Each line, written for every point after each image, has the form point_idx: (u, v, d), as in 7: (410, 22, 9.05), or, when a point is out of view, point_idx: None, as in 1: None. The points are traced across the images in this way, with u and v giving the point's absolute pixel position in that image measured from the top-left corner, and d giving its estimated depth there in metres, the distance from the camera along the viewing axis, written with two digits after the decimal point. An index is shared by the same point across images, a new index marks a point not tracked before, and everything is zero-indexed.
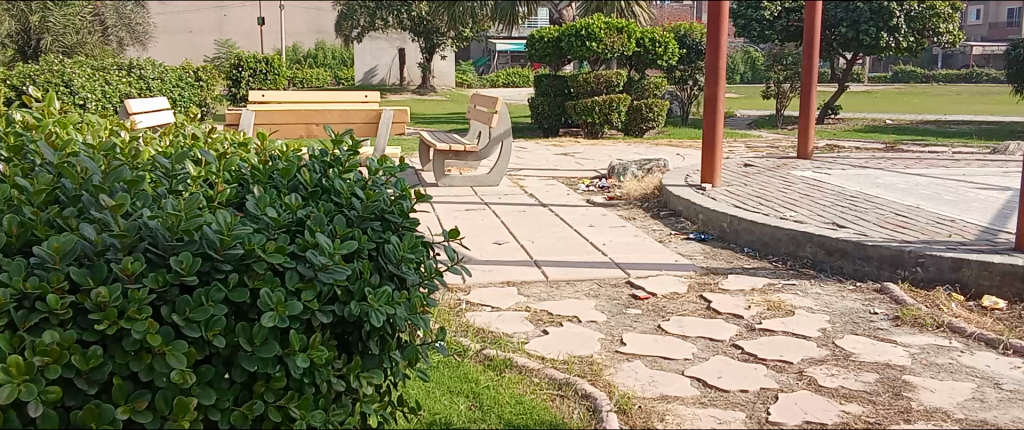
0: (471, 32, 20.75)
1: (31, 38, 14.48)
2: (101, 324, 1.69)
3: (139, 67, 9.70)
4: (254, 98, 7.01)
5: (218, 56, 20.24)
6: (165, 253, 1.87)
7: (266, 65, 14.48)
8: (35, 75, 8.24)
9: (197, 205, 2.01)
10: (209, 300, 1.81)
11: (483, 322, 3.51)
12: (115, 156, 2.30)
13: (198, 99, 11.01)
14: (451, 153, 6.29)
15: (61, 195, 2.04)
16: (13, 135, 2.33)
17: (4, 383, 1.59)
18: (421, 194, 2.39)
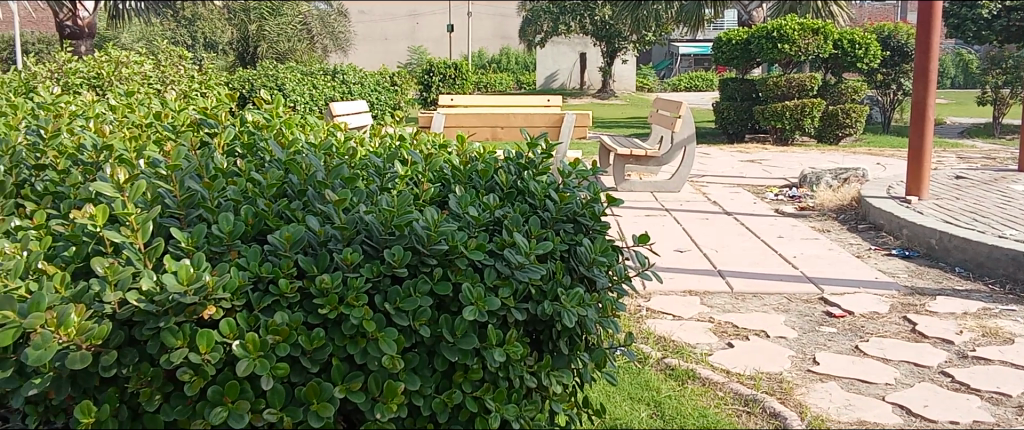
0: (654, 35, 20.58)
1: (250, 45, 15.98)
2: (325, 308, 1.83)
3: (342, 72, 10.44)
4: (443, 101, 7.31)
5: (410, 61, 21.39)
6: (379, 245, 1.99)
7: (455, 70, 15.10)
8: (253, 80, 9.06)
9: (407, 202, 2.11)
10: (417, 292, 1.91)
11: (664, 331, 3.45)
12: (333, 156, 2.46)
13: (393, 101, 11.68)
14: (632, 158, 6.24)
15: (288, 189, 2.21)
16: (247, 134, 2.56)
17: (242, 357, 1.70)
18: (612, 198, 2.37)
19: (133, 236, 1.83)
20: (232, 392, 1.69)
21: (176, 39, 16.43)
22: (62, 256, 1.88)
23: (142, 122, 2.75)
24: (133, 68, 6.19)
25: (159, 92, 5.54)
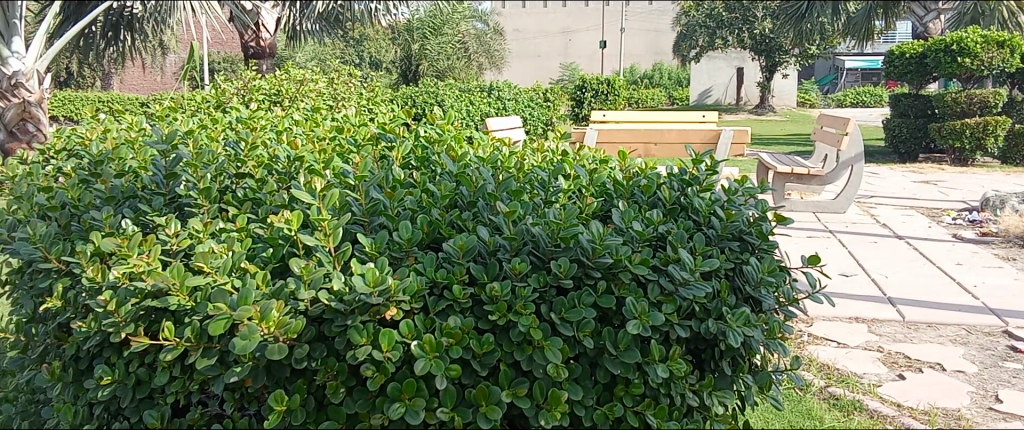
0: (818, 48, 19.69)
1: (412, 64, 16.73)
2: (495, 315, 1.89)
3: (498, 89, 10.74)
4: (595, 117, 7.35)
5: (563, 78, 21.65)
6: (545, 256, 2.04)
7: (607, 86, 15.09)
8: (414, 97, 9.50)
9: (573, 215, 2.15)
10: (581, 303, 1.94)
11: (828, 358, 3.30)
12: (499, 169, 2.55)
13: (545, 117, 11.84)
14: (793, 176, 6.01)
15: (459, 201, 2.30)
16: (420, 148, 2.70)
17: (420, 357, 1.79)
18: (780, 217, 2.32)
19: (325, 240, 1.98)
20: (409, 389, 1.78)
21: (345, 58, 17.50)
22: (261, 256, 2.04)
23: (327, 135, 2.95)
24: (309, 85, 6.64)
25: (333, 108, 5.91)
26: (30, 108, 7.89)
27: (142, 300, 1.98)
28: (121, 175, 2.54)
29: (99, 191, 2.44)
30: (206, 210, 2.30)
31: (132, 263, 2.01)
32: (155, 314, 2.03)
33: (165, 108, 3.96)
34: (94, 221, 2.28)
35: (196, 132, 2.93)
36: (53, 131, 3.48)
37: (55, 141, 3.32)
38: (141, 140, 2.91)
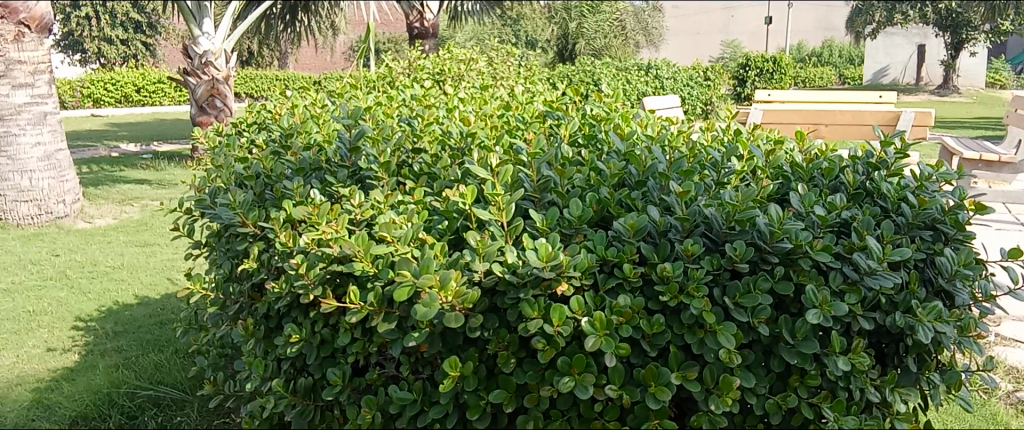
0: (1013, 23, 17.92)
1: (569, 42, 16.74)
2: (665, 296, 1.83)
3: (656, 67, 10.60)
4: (760, 96, 7.05)
5: (723, 55, 20.95)
6: (720, 238, 1.97)
7: (772, 64, 14.46)
8: (572, 76, 9.50)
9: (750, 197, 2.06)
10: (758, 288, 1.86)
11: (1018, 361, 3.04)
12: (669, 148, 2.49)
13: (705, 97, 11.52)
14: (981, 163, 5.53)
15: (628, 180, 2.25)
16: (588, 126, 2.68)
17: (590, 334, 1.75)
18: (979, 206, 2.14)
19: (499, 214, 2.02)
20: (579, 364, 1.77)
21: (503, 36, 17.77)
22: (437, 228, 2.12)
23: (496, 113, 3.00)
24: (471, 65, 6.79)
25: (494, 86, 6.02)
26: (219, 85, 8.59)
27: (328, 265, 2.09)
28: (308, 148, 2.70)
29: (289, 163, 2.60)
30: (385, 183, 2.40)
31: (321, 230, 2.13)
32: (340, 278, 2.15)
33: (344, 86, 4.17)
34: (286, 190, 2.43)
35: (375, 108, 3.07)
36: (246, 106, 3.75)
37: (248, 116, 3.57)
38: (325, 115, 3.08)
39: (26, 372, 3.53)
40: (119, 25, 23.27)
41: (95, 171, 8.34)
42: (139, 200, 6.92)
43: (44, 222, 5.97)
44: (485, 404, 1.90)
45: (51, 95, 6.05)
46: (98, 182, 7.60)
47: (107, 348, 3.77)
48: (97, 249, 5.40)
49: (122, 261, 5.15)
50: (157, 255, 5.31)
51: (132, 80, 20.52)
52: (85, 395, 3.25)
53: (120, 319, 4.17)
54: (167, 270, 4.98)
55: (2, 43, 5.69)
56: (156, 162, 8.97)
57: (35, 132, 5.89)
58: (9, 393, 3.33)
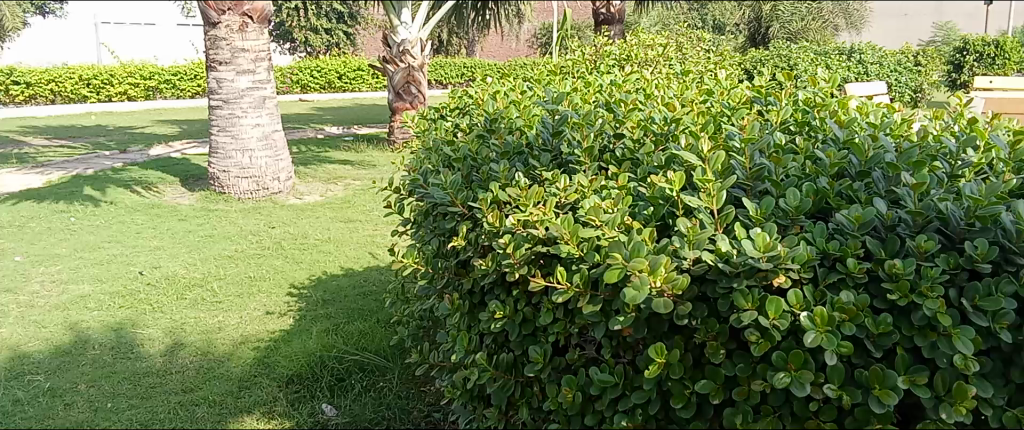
0: None
1: (763, 26, 16.11)
2: (894, 295, 1.72)
3: (860, 52, 10.17)
4: (981, 83, 6.44)
5: (935, 38, 19.31)
6: (957, 236, 1.83)
7: (995, 48, 13.16)
8: (766, 61, 9.13)
9: (992, 192, 1.89)
10: (999, 292, 1.71)
11: None
12: (893, 136, 2.31)
13: (916, 83, 10.68)
14: None
15: (848, 170, 2.11)
16: (801, 113, 2.55)
17: (810, 330, 1.66)
18: None
19: (710, 201, 1.93)
20: (796, 360, 1.69)
21: (693, 21, 17.40)
22: (642, 214, 2.08)
23: (700, 99, 2.92)
24: (659, 50, 6.74)
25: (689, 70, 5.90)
26: (414, 72, 9.04)
27: (533, 245, 2.12)
28: (512, 132, 2.77)
29: (495, 146, 2.68)
30: (588, 167, 2.41)
31: (528, 212, 2.16)
32: (544, 259, 2.18)
33: (543, 72, 4.24)
34: (492, 172, 2.50)
35: (575, 94, 3.09)
36: (449, 92, 3.92)
37: (451, 102, 3.72)
38: (527, 100, 3.14)
39: (249, 332, 3.91)
40: (324, 15, 25.11)
41: (304, 151, 9.07)
42: (342, 179, 7.44)
43: (261, 197, 6.57)
44: (690, 394, 1.86)
45: (269, 81, 6.61)
46: (307, 161, 8.25)
47: (317, 314, 4.10)
48: (307, 223, 5.87)
49: (329, 235, 5.56)
50: (358, 231, 5.68)
51: (334, 68, 22.08)
52: (301, 356, 3.55)
53: (328, 288, 4.51)
54: (368, 245, 5.33)
55: (229, 33, 6.28)
56: (357, 144, 9.60)
57: (255, 115, 6.47)
58: (236, 350, 3.71)
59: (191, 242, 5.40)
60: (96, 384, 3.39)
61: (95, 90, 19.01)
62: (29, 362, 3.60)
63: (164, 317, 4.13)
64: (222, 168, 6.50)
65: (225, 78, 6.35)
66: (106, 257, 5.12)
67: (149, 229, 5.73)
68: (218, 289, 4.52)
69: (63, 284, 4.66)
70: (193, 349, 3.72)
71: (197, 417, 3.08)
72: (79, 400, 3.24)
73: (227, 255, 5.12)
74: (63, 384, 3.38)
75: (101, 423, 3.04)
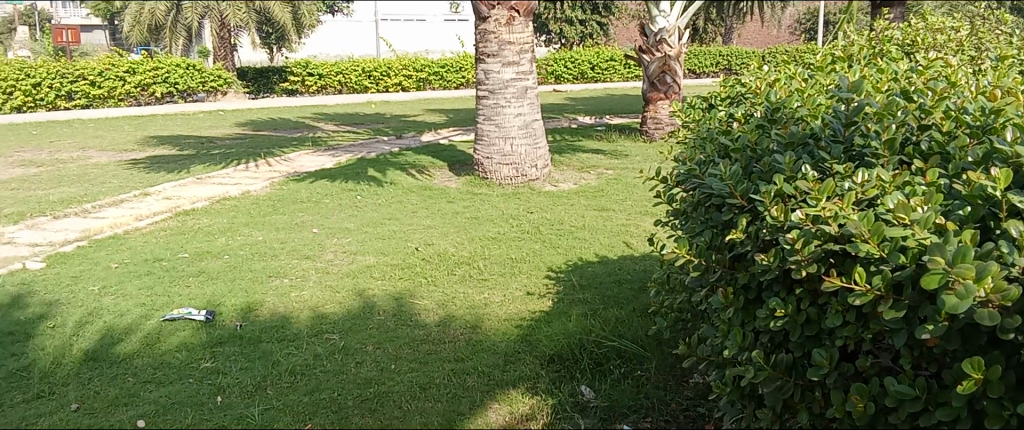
0: None
1: None
2: None
3: None
4: None
5: None
6: None
7: None
8: None
9: None
10: None
11: None
12: None
13: None
14: None
15: None
16: None
17: None
18: None
19: None
20: None
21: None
22: (957, 213, 1.90)
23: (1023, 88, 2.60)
24: (949, 34, 6.16)
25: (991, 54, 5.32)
26: (670, 61, 9.45)
27: (825, 243, 2.02)
28: (797, 122, 2.65)
29: (777, 136, 2.59)
30: (887, 162, 2.25)
31: (820, 207, 2.06)
32: (835, 258, 2.07)
33: (827, 59, 4.03)
34: (776, 164, 2.41)
35: (868, 83, 2.90)
36: (720, 80, 3.90)
37: (722, 91, 3.70)
38: (812, 89, 3.00)
39: (513, 311, 4.15)
40: (580, 7, 25.80)
41: (559, 140, 9.40)
42: (595, 169, 7.64)
43: (520, 183, 7.13)
44: (1010, 416, 1.68)
45: (532, 72, 7.15)
46: (563, 151, 8.54)
47: (575, 298, 4.26)
48: (563, 210, 6.09)
49: (584, 222, 5.72)
50: (612, 220, 5.80)
51: (588, 58, 22.56)
52: (561, 337, 3.70)
53: (584, 273, 4.65)
54: (623, 234, 5.42)
55: (498, 27, 6.90)
56: (610, 135, 9.78)
57: (517, 105, 7.04)
58: (502, 326, 3.95)
59: (458, 223, 5.83)
60: (381, 346, 3.77)
61: (375, 81, 21.01)
62: (327, 322, 4.09)
63: (437, 290, 4.50)
64: (486, 154, 7.16)
65: (491, 70, 6.99)
66: (387, 232, 5.67)
67: (422, 210, 6.28)
68: (483, 268, 4.84)
69: (352, 254, 5.24)
70: (462, 322, 4.02)
71: (468, 385, 3.33)
72: (367, 359, 3.63)
73: (491, 236, 5.46)
74: (354, 343, 3.81)
75: (386, 382, 3.38)
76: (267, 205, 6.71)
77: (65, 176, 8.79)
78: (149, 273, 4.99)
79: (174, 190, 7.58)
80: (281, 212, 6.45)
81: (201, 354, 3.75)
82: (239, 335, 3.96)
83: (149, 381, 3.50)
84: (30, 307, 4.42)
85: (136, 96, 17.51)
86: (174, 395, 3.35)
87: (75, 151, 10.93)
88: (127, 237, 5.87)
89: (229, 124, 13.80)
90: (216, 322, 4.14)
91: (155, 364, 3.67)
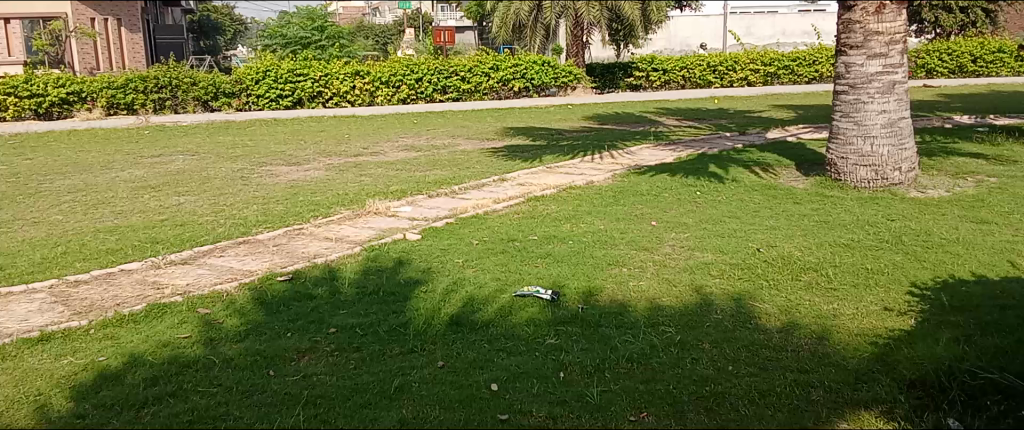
0: None
1: None
2: None
3: None
4: None
5: None
6: None
7: None
8: None
9: None
10: None
11: None
12: None
13: None
14: None
15: None
16: None
17: None
18: None
19: None
20: None
21: None
22: None
23: None
24: None
25: None
26: None
27: None
28: None
29: None
30: None
31: None
32: None
33: None
34: None
35: None
36: None
37: None
38: None
39: (866, 325, 3.81)
40: None
41: (929, 141, 8.41)
42: (973, 176, 6.73)
43: (880, 186, 6.52)
44: None
45: (902, 66, 6.52)
46: (932, 153, 7.64)
47: (945, 320, 3.78)
48: (930, 220, 5.44)
49: (957, 235, 5.06)
50: (994, 234, 5.04)
51: (969, 50, 19.88)
52: (928, 362, 3.34)
53: (957, 293, 4.10)
54: (1008, 252, 4.69)
55: (865, 16, 6.40)
56: (994, 138, 8.53)
57: (882, 100, 6.47)
58: (853, 341, 3.66)
59: (806, 226, 5.51)
60: (719, 345, 3.71)
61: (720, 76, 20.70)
62: (664, 314, 4.13)
63: (780, 295, 4.29)
64: (842, 154, 6.66)
65: (854, 62, 6.51)
66: (728, 230, 5.55)
67: (766, 209, 6.04)
68: (833, 276, 4.51)
69: (690, 250, 5.21)
70: (807, 331, 3.79)
71: (813, 399, 3.15)
72: (704, 356, 3.59)
73: (843, 242, 5.07)
74: (691, 339, 3.79)
75: (724, 382, 3.32)
76: (610, 196, 6.95)
77: (438, 161, 9.96)
78: (503, 251, 5.46)
79: (527, 177, 8.20)
80: (623, 203, 6.64)
81: (545, 331, 4.01)
82: (580, 317, 4.16)
83: (500, 349, 3.83)
84: (407, 272, 5.09)
85: (498, 90, 19.26)
86: (521, 365, 3.63)
87: (446, 138, 12.34)
88: (487, 217, 6.48)
89: (578, 117, 14.54)
90: (560, 303, 4.39)
91: (506, 335, 4.00)
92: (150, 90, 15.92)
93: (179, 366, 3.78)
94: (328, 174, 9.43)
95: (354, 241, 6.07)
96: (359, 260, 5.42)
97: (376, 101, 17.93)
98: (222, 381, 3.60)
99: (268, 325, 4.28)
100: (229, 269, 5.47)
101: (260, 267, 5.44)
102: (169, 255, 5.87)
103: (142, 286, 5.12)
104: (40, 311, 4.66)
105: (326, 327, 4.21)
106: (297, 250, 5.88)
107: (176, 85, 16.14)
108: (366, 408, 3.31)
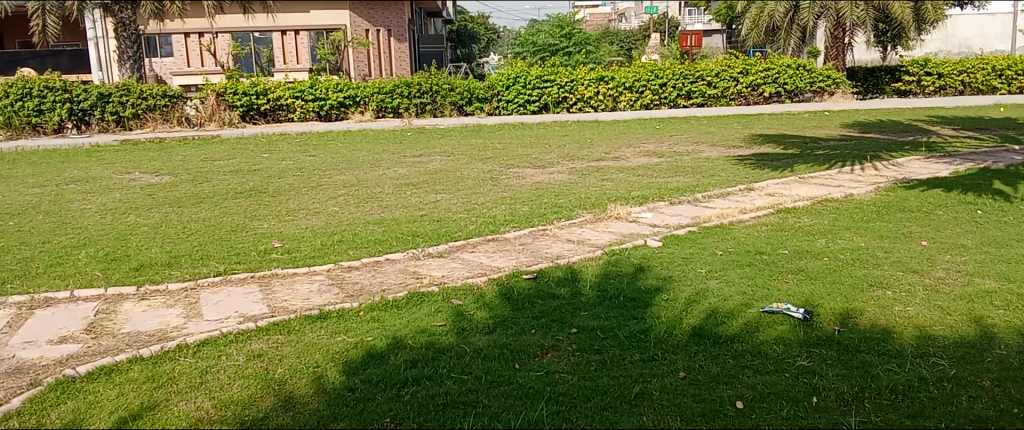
0: None
1: None
2: None
3: None
4: None
5: None
6: None
7: None
8: None
9: None
10: None
11: None
12: None
13: None
14: None
15: None
16: None
17: None
18: None
19: None
20: None
21: None
22: None
23: None
24: None
25: None
26: None
27: None
28: None
29: None
30: None
31: None
32: None
33: None
34: None
35: None
36: None
37: None
38: None
39: None
40: None
41: None
42: None
43: None
44: None
45: None
46: None
47: None
48: None
49: None
50: None
51: None
52: None
53: None
54: None
55: None
56: None
57: None
58: None
59: None
60: (1003, 385, 3.32)
61: None
62: (936, 345, 3.75)
63: None
64: None
65: None
66: (1016, 256, 4.93)
67: None
68: None
69: (968, 275, 4.69)
70: None
71: None
72: (984, 396, 3.23)
73: None
74: (967, 375, 3.43)
75: None
76: (871, 211, 6.44)
77: (682, 167, 9.83)
78: (749, 263, 5.26)
79: (777, 187, 7.84)
80: (885, 219, 6.13)
81: (795, 351, 3.81)
82: (836, 339, 3.91)
83: (746, 366, 3.70)
84: (649, 279, 5.09)
85: (747, 96, 18.65)
86: (769, 385, 3.48)
87: (690, 145, 12.14)
88: (733, 227, 6.29)
89: (834, 125, 13.65)
90: (814, 322, 4.15)
91: (753, 352, 3.87)
92: (413, 95, 17.28)
93: (435, 352, 4.08)
94: (572, 177, 9.67)
95: (596, 244, 6.18)
96: (601, 263, 5.51)
97: (620, 107, 18.08)
98: (472, 370, 3.83)
99: (515, 320, 4.48)
100: (479, 264, 5.80)
101: (507, 265, 5.72)
102: (426, 247, 6.35)
103: (403, 275, 5.60)
104: (319, 291, 5.27)
105: (569, 327, 4.32)
106: (541, 250, 6.10)
107: (436, 91, 17.37)
108: (608, 411, 3.36)
